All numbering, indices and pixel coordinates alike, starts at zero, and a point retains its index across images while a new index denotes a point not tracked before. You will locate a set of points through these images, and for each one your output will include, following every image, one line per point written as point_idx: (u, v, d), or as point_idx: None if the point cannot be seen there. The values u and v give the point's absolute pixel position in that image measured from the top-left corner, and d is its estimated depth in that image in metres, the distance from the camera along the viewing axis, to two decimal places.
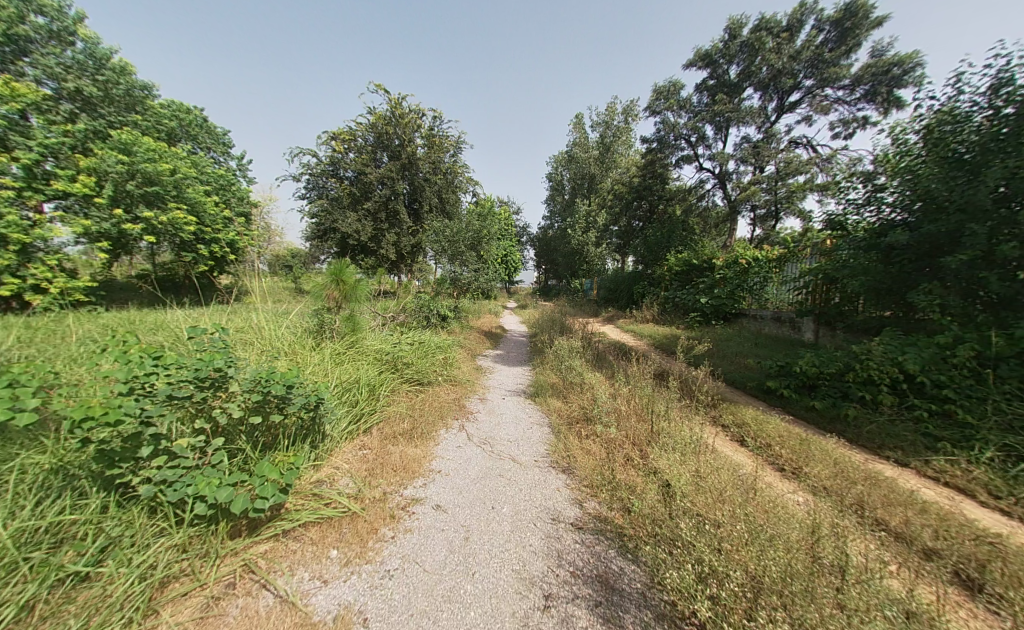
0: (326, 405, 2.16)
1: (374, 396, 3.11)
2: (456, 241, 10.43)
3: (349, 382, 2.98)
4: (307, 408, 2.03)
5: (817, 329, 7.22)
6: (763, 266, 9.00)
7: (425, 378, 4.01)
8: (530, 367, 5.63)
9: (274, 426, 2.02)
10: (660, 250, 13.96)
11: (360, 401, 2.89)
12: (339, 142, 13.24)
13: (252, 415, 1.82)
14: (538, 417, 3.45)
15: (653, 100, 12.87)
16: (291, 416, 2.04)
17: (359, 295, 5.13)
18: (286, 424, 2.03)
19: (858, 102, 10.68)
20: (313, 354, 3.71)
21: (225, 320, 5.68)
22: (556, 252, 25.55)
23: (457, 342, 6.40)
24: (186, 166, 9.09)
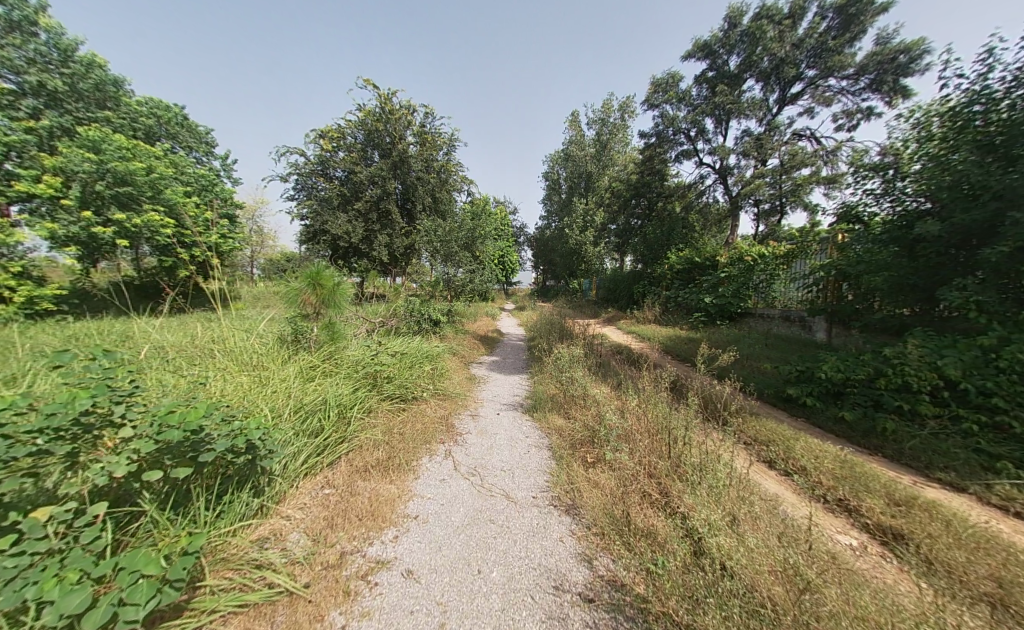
0: (265, 444, 1.72)
1: (344, 420, 2.67)
2: (449, 241, 10.01)
3: (313, 405, 2.54)
4: (235, 450, 1.60)
5: (830, 329, 6.83)
6: (770, 263, 8.63)
7: (410, 392, 3.58)
8: (528, 375, 5.22)
9: (194, 476, 1.59)
10: (660, 248, 13.60)
11: (325, 427, 2.46)
12: (328, 141, 12.85)
13: (151, 467, 1.39)
14: (536, 439, 3.01)
15: (651, 94, 12.50)
16: (217, 461, 1.61)
17: (341, 300, 4.70)
18: (211, 471, 1.61)
19: (863, 92, 10.31)
20: (280, 369, 3.27)
21: (196, 328, 5.26)
22: (554, 252, 25.20)
23: (450, 349, 5.97)
24: (162, 165, 8.65)
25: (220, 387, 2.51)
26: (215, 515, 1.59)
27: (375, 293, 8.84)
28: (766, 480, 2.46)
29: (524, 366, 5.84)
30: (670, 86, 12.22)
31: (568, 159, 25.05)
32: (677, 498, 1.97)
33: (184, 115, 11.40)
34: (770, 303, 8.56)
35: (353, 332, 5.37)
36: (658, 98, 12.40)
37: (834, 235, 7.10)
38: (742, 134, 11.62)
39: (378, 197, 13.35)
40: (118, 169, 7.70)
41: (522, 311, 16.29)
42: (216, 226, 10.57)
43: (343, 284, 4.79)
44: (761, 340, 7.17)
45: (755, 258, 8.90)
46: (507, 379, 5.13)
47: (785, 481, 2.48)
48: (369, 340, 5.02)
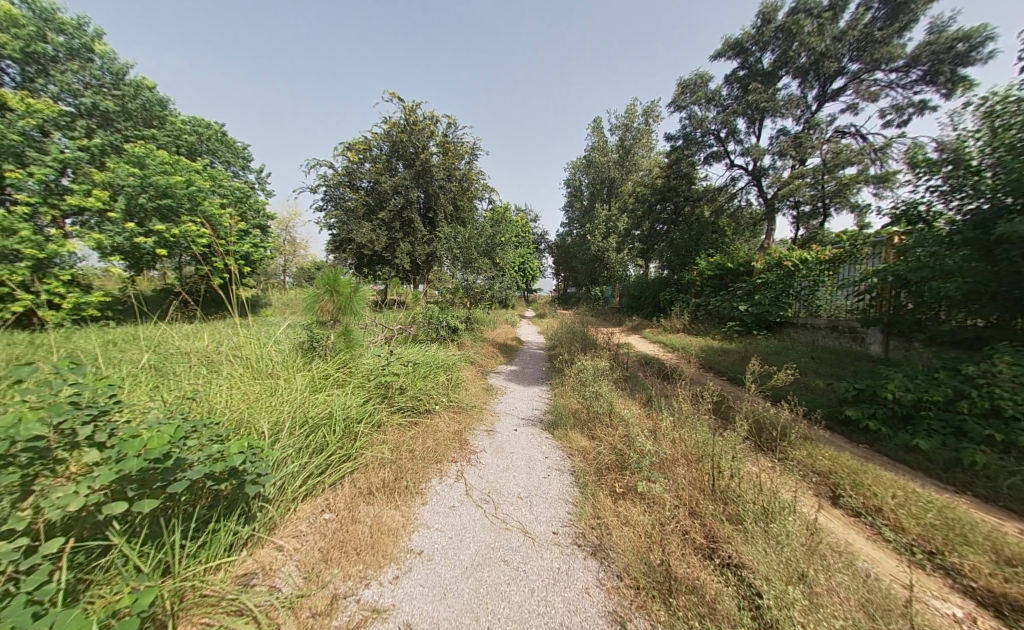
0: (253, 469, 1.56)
1: (351, 435, 2.51)
2: (469, 248, 9.96)
3: (318, 418, 2.40)
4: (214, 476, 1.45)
5: (886, 342, 6.16)
6: (812, 269, 7.98)
7: (424, 404, 3.41)
8: (548, 386, 4.94)
9: (175, 503, 1.46)
10: (689, 254, 13.01)
11: (330, 443, 2.31)
12: (355, 152, 13.26)
13: (118, 497, 1.27)
14: (557, 460, 2.74)
15: (677, 95, 12.10)
16: (198, 488, 1.47)
17: (358, 307, 4.65)
18: (193, 498, 1.48)
19: (915, 85, 9.47)
20: (293, 378, 3.18)
21: (222, 335, 5.37)
22: (576, 259, 24.82)
23: (467, 357, 5.80)
24: (200, 179, 9.11)
25: (230, 400, 2.45)
26: (198, 548, 1.45)
27: (395, 300, 8.87)
28: (832, 521, 2.08)
29: (545, 377, 5.56)
30: (697, 87, 11.79)
31: (590, 165, 24.76)
32: (725, 545, 1.67)
33: (223, 132, 12.08)
34: (813, 312, 7.89)
35: (369, 339, 5.32)
36: (685, 100, 12.00)
37: (888, 238, 6.45)
38: (778, 134, 10.99)
39: (401, 206, 13.58)
40: (159, 183, 8.20)
41: (543, 319, 16.01)
42: (249, 236, 11.02)
43: (362, 291, 4.74)
44: (805, 353, 6.57)
45: (796, 264, 8.27)
46: (527, 390, 4.87)
47: (853, 523, 2.10)
48: (387, 348, 4.93)
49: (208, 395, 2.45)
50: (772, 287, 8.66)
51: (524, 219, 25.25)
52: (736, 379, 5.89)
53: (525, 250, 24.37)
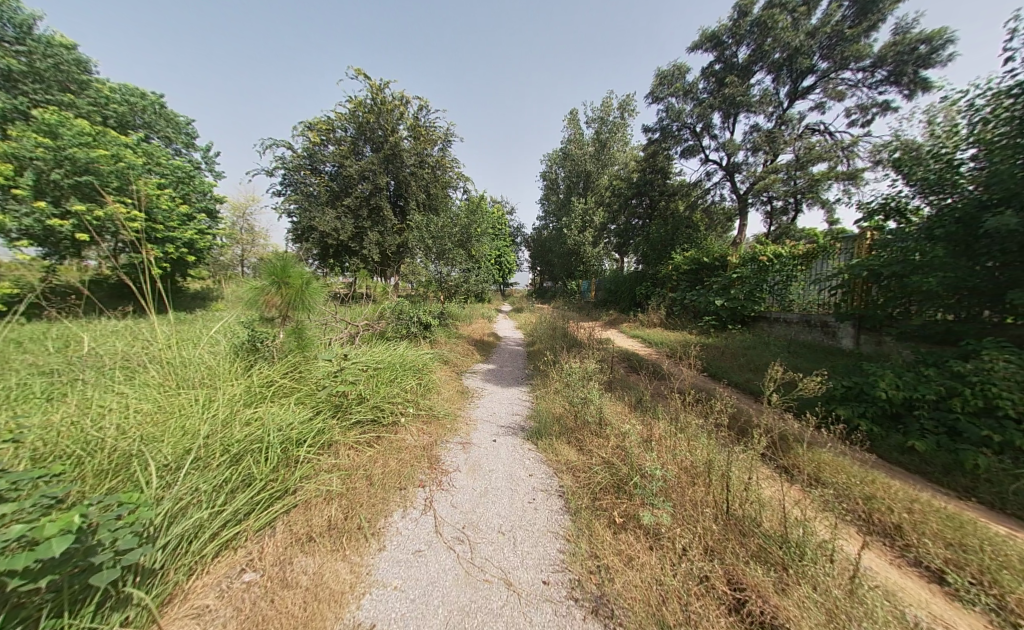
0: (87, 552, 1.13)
1: (289, 461, 2.03)
2: (442, 238, 9.40)
3: (243, 445, 1.91)
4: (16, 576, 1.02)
5: (857, 336, 6.27)
6: (786, 264, 8.07)
7: (390, 413, 2.96)
8: (528, 388, 4.60)
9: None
10: (665, 248, 13.04)
11: (257, 475, 1.82)
12: (316, 133, 12.24)
13: None
14: (545, 479, 2.37)
15: (655, 86, 11.94)
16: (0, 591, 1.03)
17: (316, 303, 4.10)
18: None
19: (880, 86, 9.86)
20: (223, 389, 2.63)
21: (150, 335, 4.61)
22: (551, 253, 24.61)
23: (439, 357, 5.33)
24: (131, 154, 8.02)
25: (136, 424, 1.96)
26: None
27: (361, 293, 8.18)
28: (857, 545, 1.87)
29: (525, 377, 5.22)
30: (675, 79, 11.69)
31: (566, 158, 24.53)
32: (756, 597, 1.38)
33: (161, 103, 10.76)
34: (786, 307, 8.00)
35: (328, 340, 4.76)
36: (662, 93, 11.88)
37: (858, 234, 6.57)
38: (751, 130, 11.11)
39: (369, 193, 12.73)
40: (77, 156, 6.96)
41: (520, 313, 15.63)
42: (194, 221, 9.88)
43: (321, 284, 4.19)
44: (783, 347, 6.60)
45: (770, 259, 8.35)
46: (505, 392, 4.50)
47: (872, 544, 1.91)
48: (350, 349, 4.41)
49: (108, 417, 1.96)
50: (747, 282, 8.73)
51: (500, 211, 24.69)
52: (718, 376, 5.77)
53: (500, 243, 23.85)
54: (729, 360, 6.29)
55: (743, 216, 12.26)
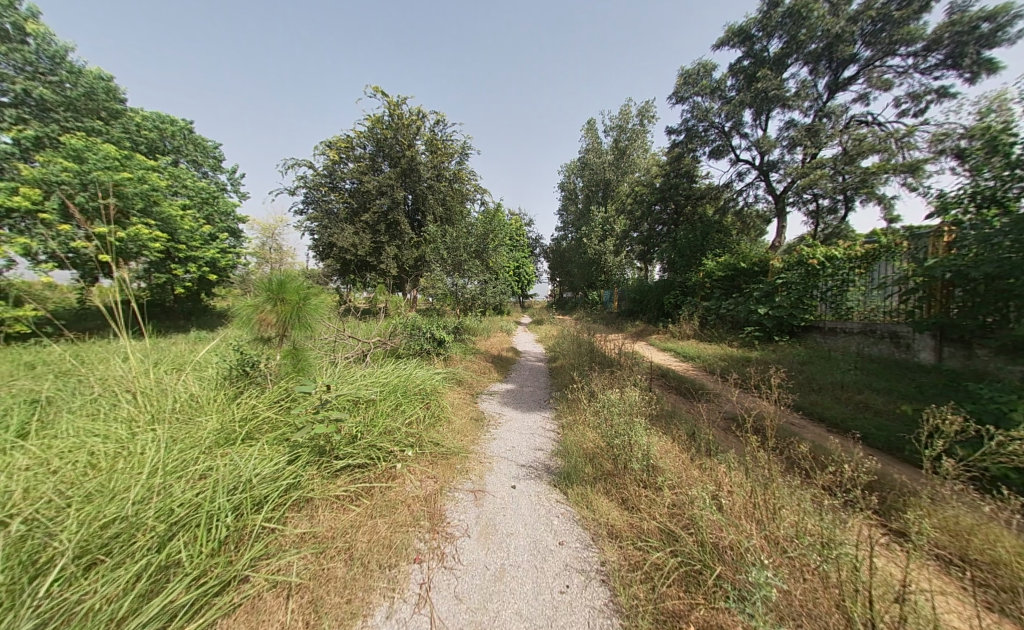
0: None
1: (239, 537, 1.58)
2: (457, 249, 9.09)
3: (175, 521, 1.48)
4: None
5: (939, 348, 5.39)
6: (840, 267, 7.19)
7: (387, 453, 2.47)
8: (552, 413, 4.03)
9: None
10: (694, 254, 12.21)
11: (187, 567, 1.38)
12: (336, 151, 12.43)
13: None
14: (580, 552, 1.79)
15: (678, 86, 11.44)
16: None
17: (317, 321, 3.77)
18: None
19: (935, 70, 8.87)
20: (188, 433, 2.24)
21: (157, 357, 4.48)
22: (571, 264, 24.04)
23: (451, 377, 4.84)
24: (154, 177, 8.25)
25: (64, 491, 1.59)
26: None
27: (375, 309, 7.94)
28: None
29: (547, 399, 4.63)
30: (699, 78, 11.14)
31: (584, 168, 24.19)
32: None
33: (190, 129, 11.23)
34: (843, 315, 7.08)
35: (331, 360, 4.42)
36: (686, 93, 11.35)
37: (932, 231, 5.71)
38: (787, 126, 10.34)
39: (387, 208, 12.72)
40: (101, 180, 7.20)
41: (540, 325, 15.09)
42: (216, 240, 10.07)
43: (324, 300, 3.87)
44: (845, 361, 5.74)
45: (821, 263, 7.48)
46: (525, 417, 3.92)
47: None
48: (354, 372, 4.01)
49: (33, 482, 1.60)
50: (794, 288, 7.87)
51: (518, 223, 24.51)
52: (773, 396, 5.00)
53: (519, 254, 23.57)
54: (780, 376, 5.51)
55: (781, 218, 11.33)
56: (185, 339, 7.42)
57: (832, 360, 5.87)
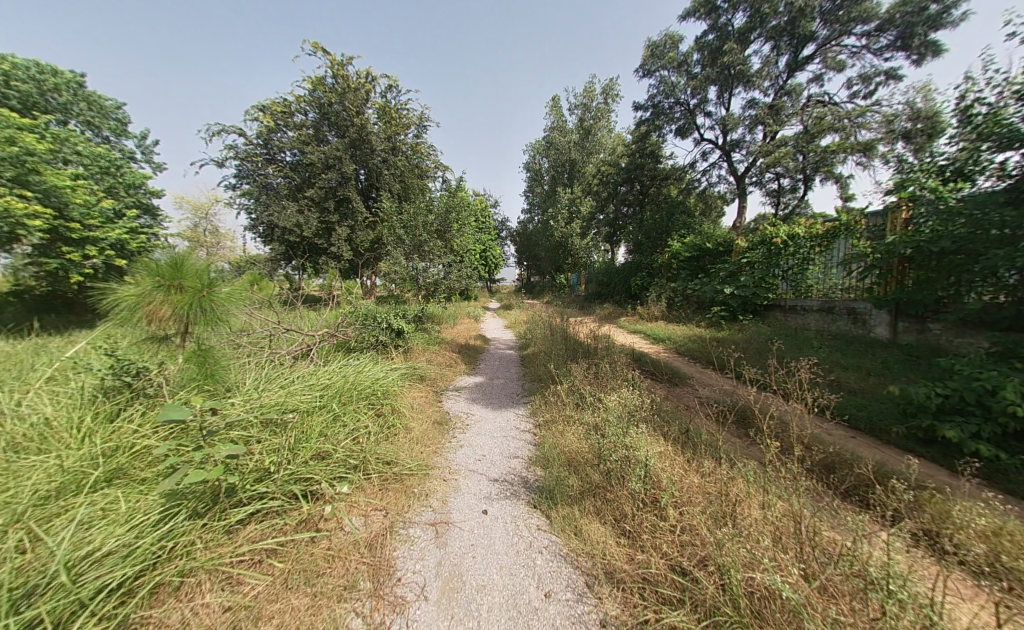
0: None
1: None
2: (416, 229, 8.27)
3: None
4: None
5: (894, 323, 5.57)
6: (802, 246, 7.30)
7: (319, 486, 1.92)
8: (525, 409, 3.60)
9: None
10: (660, 235, 12.12)
11: None
12: (271, 116, 10.87)
13: None
14: (572, 612, 1.40)
15: (645, 59, 11.05)
16: None
17: (234, 313, 3.04)
18: None
19: (886, 51, 9.18)
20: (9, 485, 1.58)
21: (20, 365, 3.49)
22: (537, 247, 23.60)
23: (410, 372, 4.24)
24: (29, 137, 6.64)
25: None
26: None
27: (323, 297, 7.03)
28: None
29: (519, 392, 4.20)
30: (666, 51, 10.81)
31: (549, 147, 23.55)
32: None
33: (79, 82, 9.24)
34: (804, 293, 7.25)
35: (259, 362, 3.66)
36: (652, 67, 11.02)
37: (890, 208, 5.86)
38: (750, 105, 10.37)
39: (336, 184, 11.43)
40: None
41: (508, 311, 14.62)
42: (124, 218, 8.48)
43: (243, 286, 3.13)
44: (810, 338, 5.82)
45: (784, 241, 7.58)
46: (496, 416, 3.46)
47: None
48: (290, 375, 3.32)
49: None
50: (758, 267, 7.96)
51: (482, 204, 23.54)
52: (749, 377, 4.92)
53: (484, 237, 22.70)
54: (751, 356, 5.46)
55: (742, 198, 11.51)
56: (85, 339, 6.16)
57: (798, 338, 5.95)
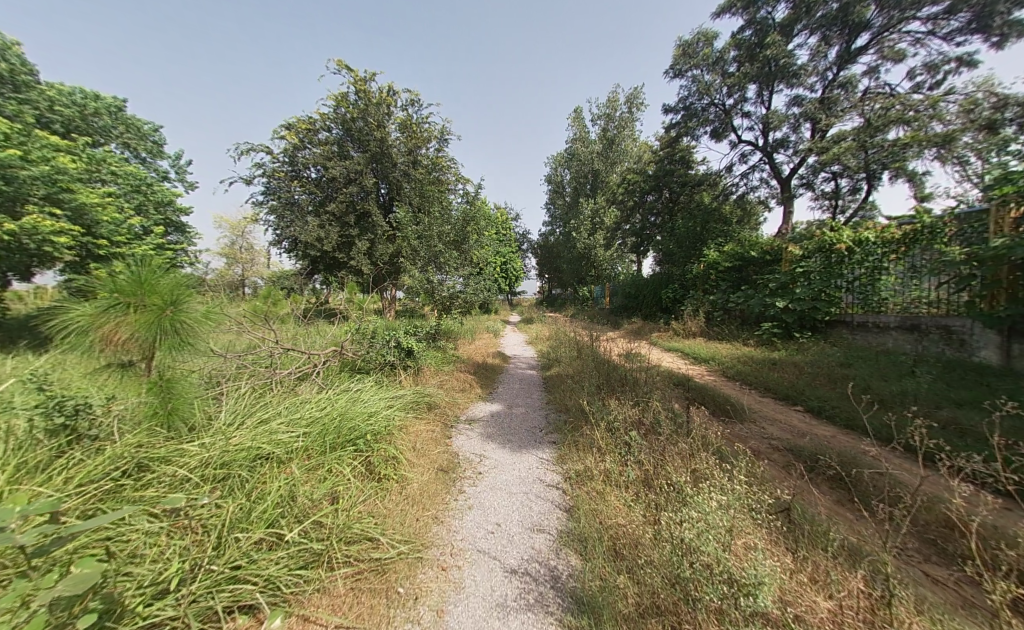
0: None
1: None
2: (433, 240, 7.93)
3: None
4: None
5: (1006, 345, 4.55)
6: (871, 252, 6.33)
7: (256, 598, 1.40)
8: (548, 450, 2.95)
9: None
10: (694, 244, 11.22)
11: None
12: (296, 133, 11.04)
13: None
14: None
15: (676, 59, 10.50)
16: None
17: (203, 341, 2.65)
18: None
19: (958, 35, 8.14)
20: None
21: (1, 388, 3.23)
22: (560, 260, 22.99)
23: (416, 401, 3.69)
24: (65, 158, 6.83)
25: None
26: None
27: (335, 312, 6.69)
28: None
29: (543, 427, 3.54)
30: (698, 50, 10.20)
31: (571, 159, 23.24)
32: None
33: (121, 107, 9.71)
34: (875, 308, 6.24)
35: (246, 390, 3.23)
36: (683, 68, 10.46)
37: (992, 206, 4.87)
38: (795, 101, 9.53)
39: (357, 198, 11.42)
40: None
41: (530, 325, 13.98)
42: (151, 235, 8.66)
43: (219, 308, 2.76)
44: (894, 361, 4.87)
45: (849, 247, 6.60)
46: (513, 460, 2.83)
47: None
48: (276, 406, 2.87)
49: None
50: (815, 277, 6.99)
51: (504, 217, 23.33)
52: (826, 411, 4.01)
53: (505, 249, 22.35)
54: (822, 383, 4.57)
55: (788, 203, 10.50)
56: None
57: (877, 360, 5.00)
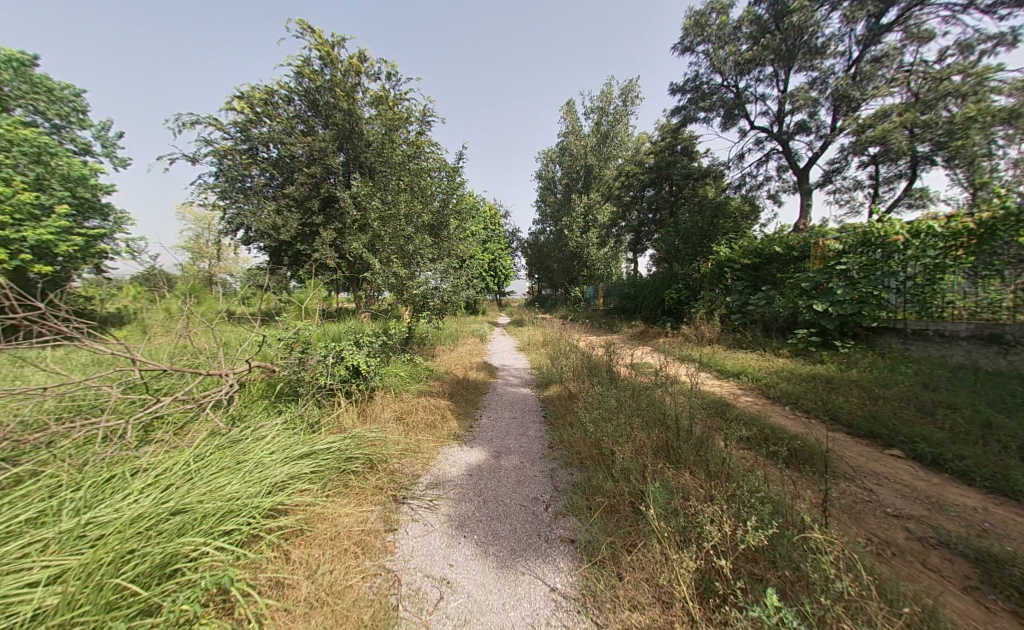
0: None
1: None
2: (405, 227, 6.56)
3: None
4: None
5: None
6: (931, 247, 5.26)
7: None
8: (564, 568, 1.64)
9: None
10: (702, 239, 9.88)
11: None
12: (248, 102, 9.46)
13: None
14: None
15: (687, 30, 9.40)
16: None
17: None
18: None
19: (1002, 8, 7.31)
20: None
21: None
22: (550, 259, 21.81)
23: (346, 463, 2.35)
24: None
25: None
26: None
27: (270, 313, 5.17)
28: None
29: (547, 498, 2.24)
30: (711, 21, 9.15)
31: (563, 153, 22.12)
32: None
33: (25, 61, 8.04)
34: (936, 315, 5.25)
35: (2, 464, 1.83)
36: (694, 41, 9.43)
37: None
38: (817, 81, 8.56)
39: (321, 181, 9.96)
40: None
41: (519, 328, 12.73)
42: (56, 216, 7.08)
43: None
44: (990, 385, 3.81)
45: (904, 240, 5.51)
46: (501, 593, 1.53)
47: None
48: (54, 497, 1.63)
49: None
50: (856, 276, 5.93)
51: (491, 212, 21.92)
52: (947, 462, 2.80)
53: (492, 245, 20.99)
54: (913, 416, 3.46)
55: (805, 196, 9.55)
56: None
57: (969, 383, 3.92)
